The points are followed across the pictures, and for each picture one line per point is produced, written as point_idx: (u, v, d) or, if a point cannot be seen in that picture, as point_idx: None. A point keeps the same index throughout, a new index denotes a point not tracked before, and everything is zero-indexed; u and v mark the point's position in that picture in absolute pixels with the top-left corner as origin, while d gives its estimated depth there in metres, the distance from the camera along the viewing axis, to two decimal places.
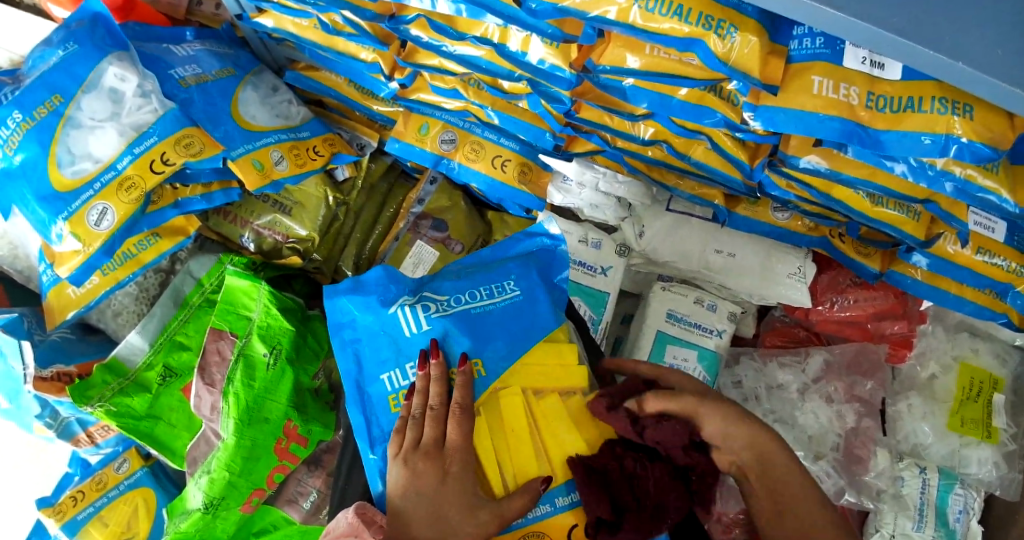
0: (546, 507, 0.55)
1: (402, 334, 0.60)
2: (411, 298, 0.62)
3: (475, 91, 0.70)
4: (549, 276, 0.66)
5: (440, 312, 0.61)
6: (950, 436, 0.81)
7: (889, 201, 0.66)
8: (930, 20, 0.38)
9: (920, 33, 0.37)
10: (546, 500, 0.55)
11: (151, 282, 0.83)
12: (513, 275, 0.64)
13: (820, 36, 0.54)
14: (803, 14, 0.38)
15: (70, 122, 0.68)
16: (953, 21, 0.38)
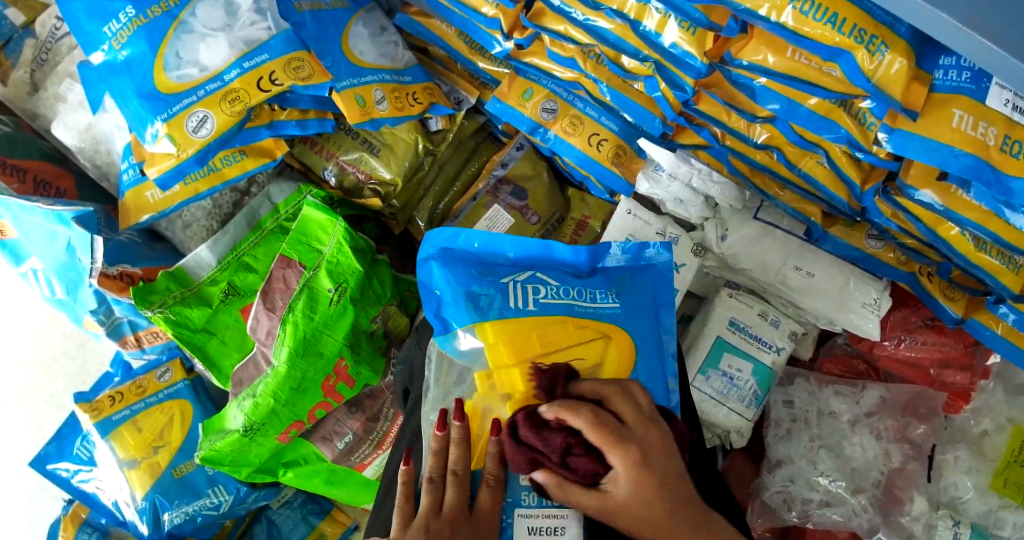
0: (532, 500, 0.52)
1: (507, 304, 0.59)
2: (523, 275, 0.62)
3: (594, 65, 0.69)
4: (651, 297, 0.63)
5: (547, 298, 0.60)
6: (990, 495, 0.77)
7: (993, 247, 0.63)
8: None
9: None
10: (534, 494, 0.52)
11: (225, 200, 0.82)
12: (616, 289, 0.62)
13: (967, 70, 0.50)
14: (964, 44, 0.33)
15: (182, 27, 0.68)
16: None
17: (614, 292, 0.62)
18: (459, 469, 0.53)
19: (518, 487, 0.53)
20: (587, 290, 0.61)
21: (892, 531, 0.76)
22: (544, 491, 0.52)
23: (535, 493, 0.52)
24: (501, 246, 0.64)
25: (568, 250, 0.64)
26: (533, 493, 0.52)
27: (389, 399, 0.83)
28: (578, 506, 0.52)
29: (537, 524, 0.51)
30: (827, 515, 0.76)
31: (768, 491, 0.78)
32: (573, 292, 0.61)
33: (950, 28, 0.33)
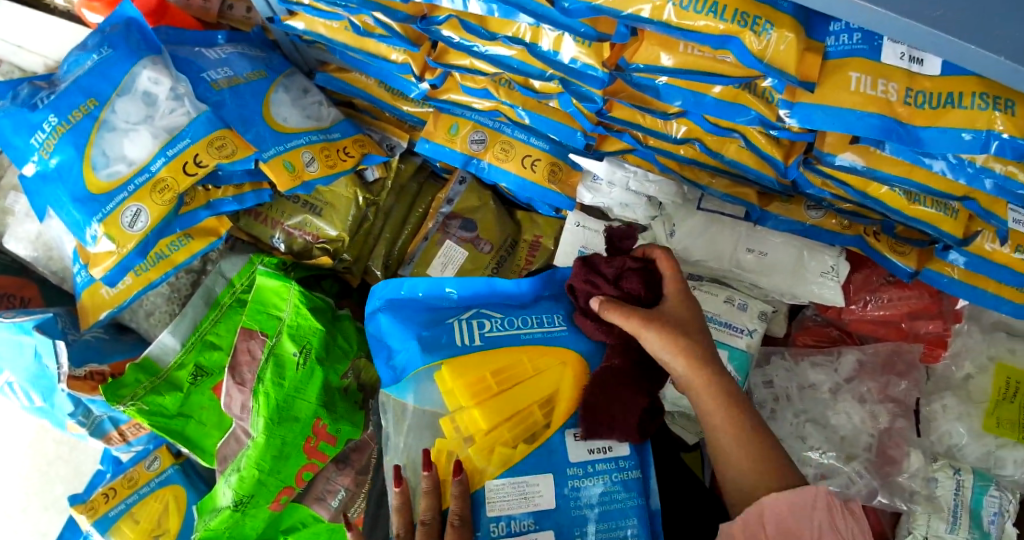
0: (500, 526, 0.55)
1: (455, 344, 0.60)
2: (467, 312, 0.63)
3: (506, 91, 0.70)
4: None
5: (493, 332, 0.61)
6: (986, 437, 0.79)
7: (926, 198, 0.64)
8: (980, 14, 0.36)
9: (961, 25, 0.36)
10: (501, 520, 0.55)
11: (182, 282, 0.84)
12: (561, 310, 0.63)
13: (857, 32, 0.52)
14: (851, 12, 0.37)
15: (105, 126, 0.69)
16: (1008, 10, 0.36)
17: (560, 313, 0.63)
18: (429, 518, 0.55)
19: (487, 521, 0.55)
20: (532, 316, 0.63)
21: (893, 492, 0.77)
22: (513, 519, 0.55)
23: (503, 523, 0.55)
24: (440, 287, 0.64)
25: (512, 285, 0.65)
26: (502, 524, 0.55)
27: (375, 450, 0.83)
28: (546, 528, 0.55)
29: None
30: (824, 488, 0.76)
31: None
32: (518, 321, 0.62)
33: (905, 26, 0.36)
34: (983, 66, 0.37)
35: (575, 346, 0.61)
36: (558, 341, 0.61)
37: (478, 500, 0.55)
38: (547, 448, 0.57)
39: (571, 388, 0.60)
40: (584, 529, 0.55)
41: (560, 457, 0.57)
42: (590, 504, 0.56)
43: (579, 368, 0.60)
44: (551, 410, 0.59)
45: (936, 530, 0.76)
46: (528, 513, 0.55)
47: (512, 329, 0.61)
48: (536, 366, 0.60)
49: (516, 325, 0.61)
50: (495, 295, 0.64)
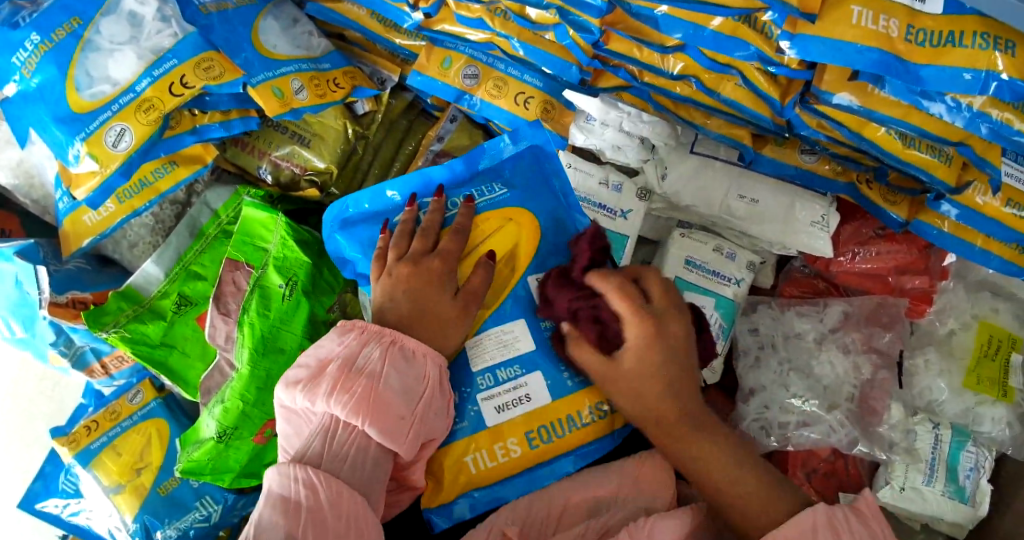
0: (487, 378, 0.58)
1: None
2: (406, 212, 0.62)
3: (501, 21, 0.69)
4: (552, 179, 0.63)
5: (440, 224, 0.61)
6: (965, 393, 0.79)
7: (921, 143, 0.64)
8: None
9: None
10: (488, 372, 0.58)
11: (166, 214, 0.82)
12: (502, 176, 0.62)
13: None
14: None
15: (89, 45, 0.67)
16: None
17: (501, 179, 0.62)
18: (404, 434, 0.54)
19: (474, 377, 0.58)
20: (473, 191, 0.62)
21: (872, 441, 0.78)
22: (497, 369, 0.58)
23: (490, 374, 0.58)
24: (383, 193, 0.63)
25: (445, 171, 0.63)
26: (488, 376, 0.58)
27: None
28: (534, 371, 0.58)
29: (503, 399, 0.57)
30: (805, 435, 0.77)
31: (745, 422, 0.78)
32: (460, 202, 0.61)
33: None
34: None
35: (525, 204, 0.61)
36: (503, 203, 0.61)
37: (461, 362, 0.58)
38: (515, 298, 0.59)
39: (529, 239, 0.60)
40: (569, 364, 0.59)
41: (528, 303, 0.59)
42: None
43: (531, 221, 0.61)
44: (511, 268, 0.60)
45: (913, 480, 0.77)
46: (512, 361, 0.58)
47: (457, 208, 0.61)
48: (486, 230, 0.60)
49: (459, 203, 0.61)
50: (431, 185, 0.63)
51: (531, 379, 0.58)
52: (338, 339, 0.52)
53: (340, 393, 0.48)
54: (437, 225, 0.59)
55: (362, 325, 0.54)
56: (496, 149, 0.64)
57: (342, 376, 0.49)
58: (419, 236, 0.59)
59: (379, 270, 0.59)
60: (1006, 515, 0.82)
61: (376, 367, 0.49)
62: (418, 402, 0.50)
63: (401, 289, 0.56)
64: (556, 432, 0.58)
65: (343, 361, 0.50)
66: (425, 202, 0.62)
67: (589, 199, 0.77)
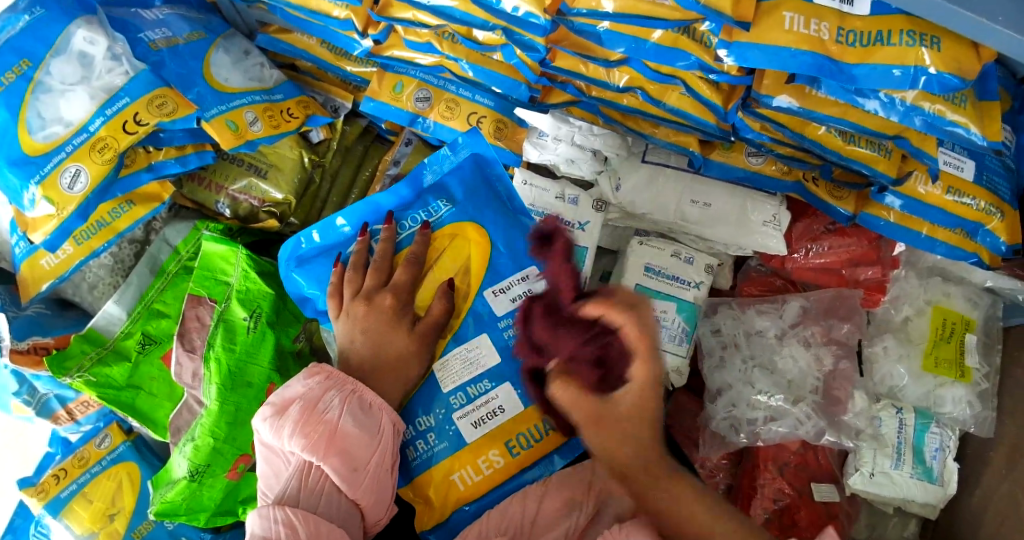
0: (459, 396, 0.57)
1: None
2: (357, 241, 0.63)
3: (450, 44, 0.70)
4: (495, 190, 0.64)
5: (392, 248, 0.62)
6: (925, 377, 0.82)
7: (860, 139, 0.67)
8: None
9: None
10: (458, 389, 0.57)
11: (125, 253, 0.82)
12: (445, 194, 0.63)
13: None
14: None
15: (39, 87, 0.66)
16: None
17: (444, 197, 0.63)
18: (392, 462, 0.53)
19: (447, 397, 0.57)
20: (419, 212, 0.62)
21: (840, 430, 0.80)
22: (469, 387, 0.57)
23: (462, 393, 0.57)
24: (333, 225, 0.64)
25: (387, 194, 0.63)
26: (460, 394, 0.57)
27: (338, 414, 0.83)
28: (504, 382, 0.57)
29: (477, 415, 0.57)
30: (774, 429, 0.78)
31: (715, 420, 0.80)
32: (408, 222, 0.62)
33: None
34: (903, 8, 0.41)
35: (472, 217, 0.62)
36: (451, 219, 0.62)
37: (431, 387, 0.58)
38: (474, 315, 0.59)
39: (479, 250, 0.61)
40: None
41: (489, 318, 0.59)
42: None
43: (480, 234, 0.61)
44: (464, 288, 0.60)
45: (882, 466, 0.80)
46: (479, 376, 0.58)
47: (411, 229, 0.62)
48: (438, 249, 0.61)
49: (413, 225, 0.62)
50: (381, 212, 0.64)
51: (503, 390, 0.57)
52: (301, 381, 0.53)
53: (302, 435, 0.50)
54: (389, 253, 0.60)
55: (328, 369, 0.54)
56: (439, 166, 0.66)
57: (304, 419, 0.50)
58: (372, 269, 0.59)
59: (337, 309, 0.60)
60: (974, 491, 0.84)
61: (335, 414, 0.50)
62: (380, 439, 0.51)
63: (360, 327, 0.56)
64: (534, 436, 0.57)
65: (305, 403, 0.51)
66: (377, 229, 0.63)
67: (546, 214, 0.78)
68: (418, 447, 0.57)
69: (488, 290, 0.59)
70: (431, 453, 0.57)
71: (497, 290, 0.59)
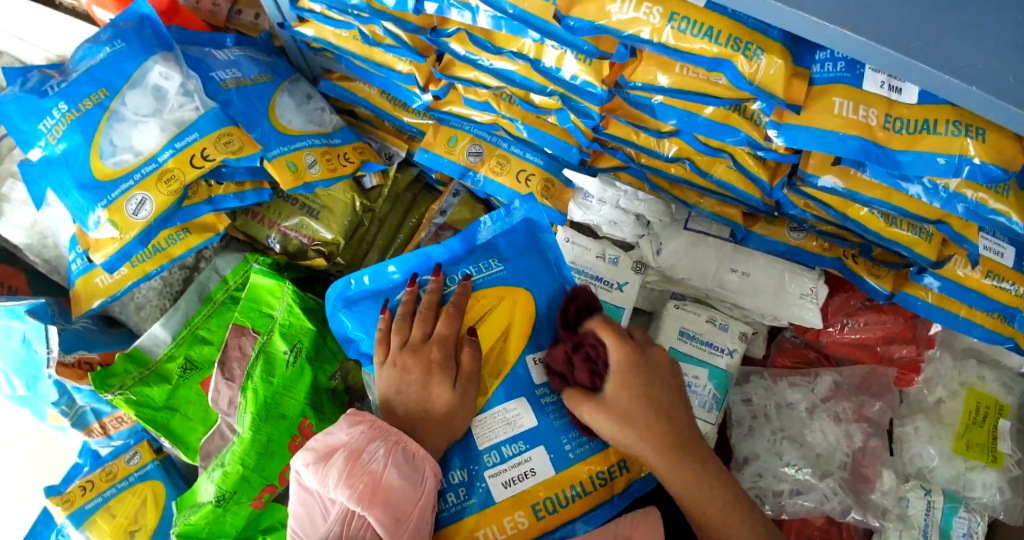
0: (493, 456, 0.59)
1: None
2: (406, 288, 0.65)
3: (507, 105, 0.74)
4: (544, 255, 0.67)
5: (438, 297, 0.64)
6: (956, 459, 0.81)
7: (903, 222, 0.68)
8: (959, 55, 0.39)
9: (945, 63, 0.38)
10: (493, 449, 0.59)
11: (175, 278, 0.85)
12: (498, 253, 0.65)
13: (840, 61, 0.54)
14: (839, 44, 0.40)
15: (114, 116, 0.70)
16: (982, 54, 0.39)
17: (497, 256, 0.65)
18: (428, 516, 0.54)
19: (481, 454, 0.59)
20: (470, 267, 0.65)
21: (866, 509, 0.79)
22: (503, 447, 0.59)
23: (496, 451, 0.59)
24: (384, 271, 0.66)
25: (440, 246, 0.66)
26: (495, 453, 0.59)
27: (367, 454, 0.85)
28: (538, 445, 0.59)
29: (509, 475, 0.58)
30: (799, 503, 0.78)
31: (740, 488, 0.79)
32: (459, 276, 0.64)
33: (906, 64, 0.39)
34: (952, 94, 0.40)
35: (519, 282, 0.64)
36: (501, 281, 0.64)
37: (468, 442, 0.59)
38: (513, 377, 0.61)
39: (522, 317, 0.63)
40: (571, 437, 0.60)
41: (529, 383, 0.61)
42: (567, 412, 0.61)
43: (526, 300, 0.64)
44: (500, 351, 0.62)
45: None
46: (516, 437, 0.59)
47: (459, 283, 0.64)
48: (483, 309, 0.63)
49: (461, 279, 0.64)
50: (431, 262, 0.66)
51: (536, 453, 0.59)
52: (344, 429, 0.54)
53: (347, 486, 0.50)
54: (435, 304, 0.62)
55: (371, 418, 0.55)
56: (495, 222, 0.68)
57: (348, 469, 0.51)
58: (420, 319, 0.61)
59: (383, 355, 0.61)
60: None
61: (379, 465, 0.51)
62: (423, 489, 0.52)
63: (409, 377, 0.58)
64: (560, 502, 0.59)
65: (350, 452, 0.52)
66: (425, 279, 0.65)
67: (586, 272, 0.80)
68: (446, 499, 0.58)
69: (527, 356, 0.62)
70: (461, 506, 0.57)
71: (537, 358, 0.62)
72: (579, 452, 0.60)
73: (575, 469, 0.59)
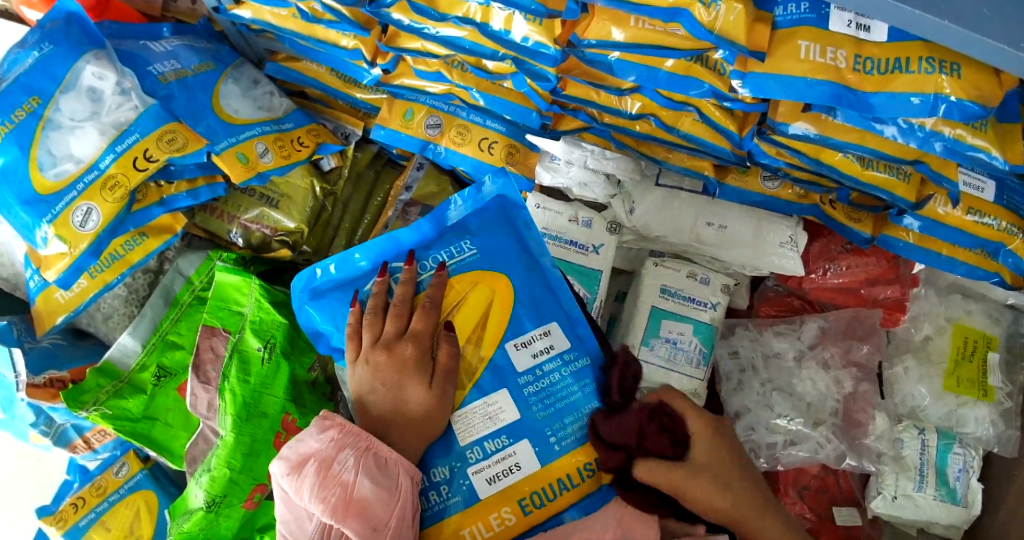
0: (476, 451, 0.58)
1: None
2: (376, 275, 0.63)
3: (460, 73, 0.71)
4: (520, 234, 0.63)
5: None
6: (947, 396, 0.80)
7: (879, 164, 0.66)
8: None
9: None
10: (477, 443, 0.58)
11: (139, 283, 0.82)
12: (471, 234, 0.63)
13: (805, 2, 0.52)
14: None
15: (50, 124, 0.67)
16: None
17: (470, 237, 0.63)
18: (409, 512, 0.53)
19: (463, 451, 0.58)
20: (442, 252, 0.62)
21: (860, 454, 0.79)
22: (486, 441, 0.58)
23: (479, 446, 0.58)
24: (351, 259, 0.64)
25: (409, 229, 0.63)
26: (477, 448, 0.58)
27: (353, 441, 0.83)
28: (523, 438, 0.58)
29: (492, 470, 0.57)
30: (793, 454, 0.78)
31: None
32: (430, 262, 0.62)
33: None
34: (923, 30, 0.37)
35: (496, 266, 0.62)
36: (474, 266, 0.62)
37: (448, 436, 0.58)
38: (493, 367, 0.59)
39: (502, 301, 0.61)
40: (555, 427, 0.59)
41: (507, 373, 0.59)
42: (551, 405, 0.59)
43: (506, 286, 0.61)
44: (478, 340, 0.60)
45: (904, 489, 0.79)
46: (498, 431, 0.58)
47: (430, 270, 0.62)
48: (458, 296, 0.61)
49: (432, 265, 0.62)
50: (400, 248, 0.64)
51: (521, 445, 0.58)
52: (315, 437, 0.54)
53: (320, 498, 0.51)
54: (409, 295, 0.60)
55: (341, 422, 0.55)
56: (466, 202, 0.64)
57: (320, 480, 0.51)
58: (392, 314, 0.60)
59: (355, 352, 0.60)
60: (999, 511, 0.83)
61: (350, 474, 0.51)
62: (399, 495, 0.52)
63: (380, 377, 0.58)
64: (547, 496, 0.57)
65: (321, 462, 0.52)
66: (393, 266, 0.63)
67: (560, 237, 0.78)
68: (429, 498, 0.57)
69: (506, 343, 0.60)
70: (444, 505, 0.56)
71: (518, 344, 0.60)
72: (565, 444, 0.58)
73: (562, 462, 0.58)
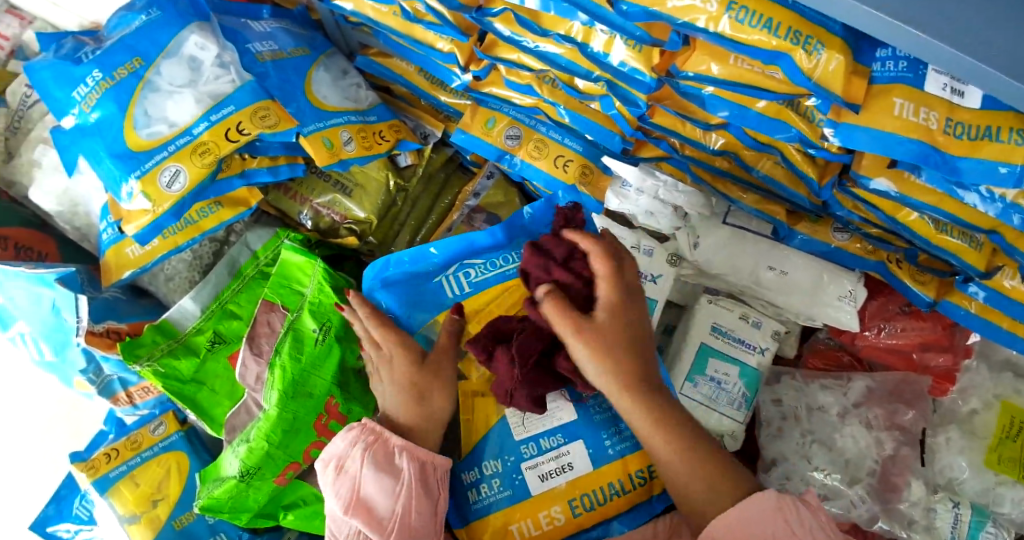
0: (531, 447, 0.60)
1: (446, 298, 0.66)
2: (449, 268, 0.67)
3: (550, 88, 0.72)
4: None
5: (478, 278, 0.66)
6: (986, 473, 0.78)
7: (954, 229, 0.65)
8: None
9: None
10: (531, 440, 0.61)
11: (205, 250, 0.85)
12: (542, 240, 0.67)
13: (903, 60, 0.51)
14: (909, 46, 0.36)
15: (149, 85, 0.69)
16: None
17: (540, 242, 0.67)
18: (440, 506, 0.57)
19: (518, 445, 0.61)
20: (512, 254, 0.66)
21: (892, 518, 0.77)
22: (541, 439, 0.61)
23: (534, 443, 0.60)
24: (424, 252, 0.66)
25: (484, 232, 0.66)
26: (532, 445, 0.60)
27: None
28: (575, 440, 0.60)
29: (545, 468, 0.60)
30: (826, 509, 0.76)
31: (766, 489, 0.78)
32: (500, 262, 0.66)
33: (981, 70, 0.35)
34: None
35: None
36: None
37: (505, 431, 0.61)
38: None
39: None
40: (610, 433, 0.61)
41: None
42: (607, 408, 0.62)
43: None
44: None
45: None
46: (553, 430, 0.61)
47: (501, 268, 0.66)
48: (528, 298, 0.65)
49: (503, 264, 0.66)
50: (474, 247, 0.67)
51: (575, 447, 0.60)
52: (340, 437, 0.60)
53: (337, 493, 0.57)
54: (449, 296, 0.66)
55: (361, 422, 0.61)
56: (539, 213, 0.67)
57: (336, 476, 0.58)
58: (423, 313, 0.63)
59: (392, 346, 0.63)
60: None
61: (357, 471, 0.57)
62: (403, 488, 0.56)
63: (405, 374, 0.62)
64: (597, 499, 0.59)
65: (336, 458, 0.59)
66: (464, 263, 0.66)
67: None
68: (482, 489, 0.60)
69: None
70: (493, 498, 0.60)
71: None
72: (618, 449, 0.60)
73: (612, 467, 0.60)
